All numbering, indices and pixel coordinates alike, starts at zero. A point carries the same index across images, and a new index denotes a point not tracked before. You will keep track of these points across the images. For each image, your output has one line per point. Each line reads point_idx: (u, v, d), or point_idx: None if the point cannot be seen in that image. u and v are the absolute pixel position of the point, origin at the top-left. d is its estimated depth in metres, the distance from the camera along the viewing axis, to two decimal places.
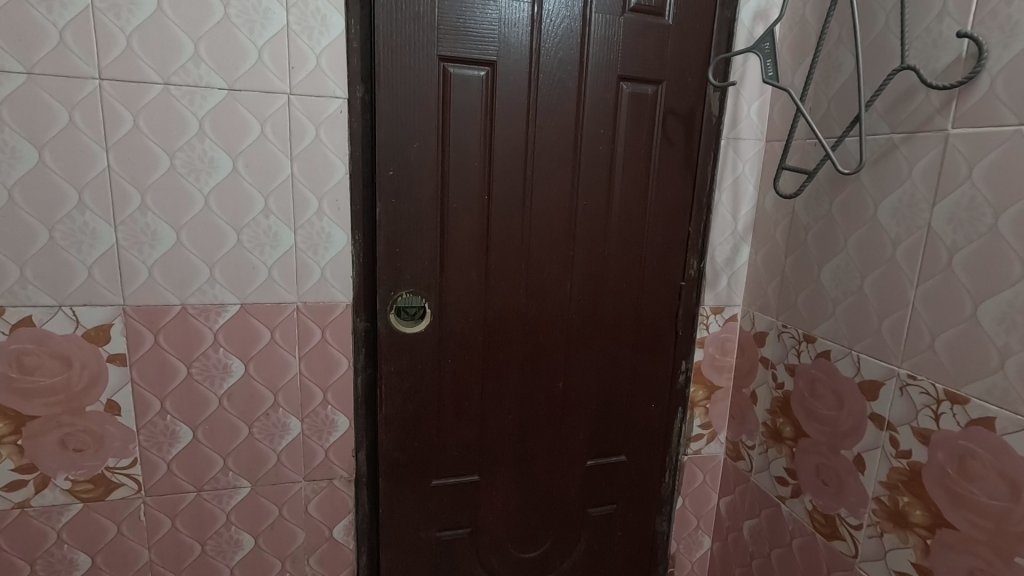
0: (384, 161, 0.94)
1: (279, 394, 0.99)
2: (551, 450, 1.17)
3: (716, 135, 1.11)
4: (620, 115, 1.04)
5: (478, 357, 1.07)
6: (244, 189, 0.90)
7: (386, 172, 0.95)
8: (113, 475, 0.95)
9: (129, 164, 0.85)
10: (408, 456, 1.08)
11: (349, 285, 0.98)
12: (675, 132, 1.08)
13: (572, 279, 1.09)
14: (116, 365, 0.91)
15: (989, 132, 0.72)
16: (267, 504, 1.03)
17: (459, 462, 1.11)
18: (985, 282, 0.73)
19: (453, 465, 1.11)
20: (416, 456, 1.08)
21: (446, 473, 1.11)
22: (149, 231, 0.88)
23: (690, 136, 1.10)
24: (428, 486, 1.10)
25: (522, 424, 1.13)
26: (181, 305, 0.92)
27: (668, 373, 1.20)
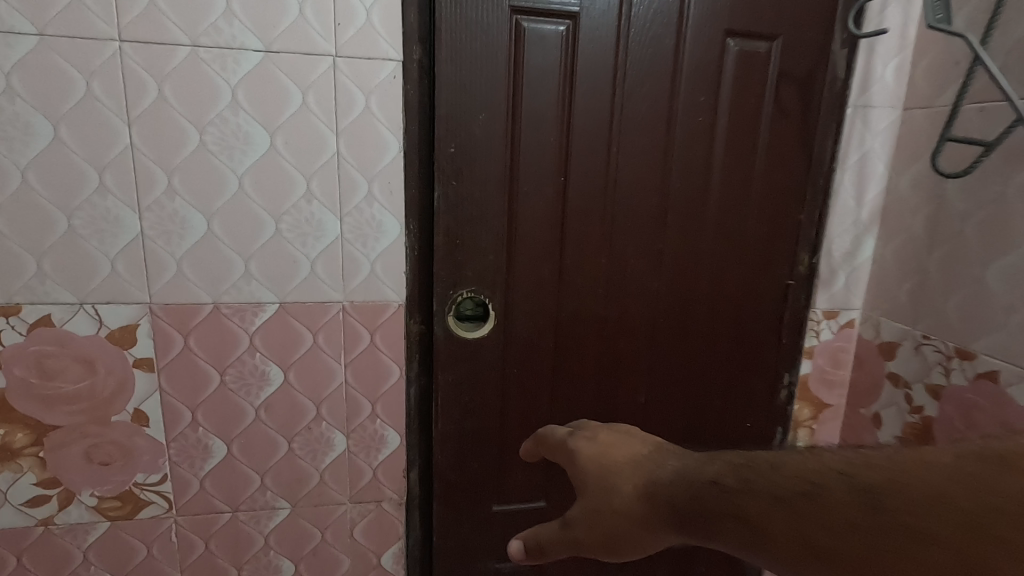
0: (445, 137, 0.80)
1: (322, 406, 0.87)
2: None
3: (840, 102, 0.91)
4: (725, 79, 0.86)
5: (547, 367, 0.92)
6: (282, 170, 0.77)
7: (447, 150, 0.80)
8: (141, 492, 0.85)
9: (154, 141, 0.73)
10: (466, 479, 0.94)
11: (402, 283, 0.84)
12: (791, 99, 0.89)
13: (660, 277, 0.92)
14: (144, 371, 0.81)
15: None
16: (309, 527, 0.91)
17: (524, 487, 0.97)
18: None
19: (517, 489, 0.97)
20: (475, 478, 0.94)
21: (508, 498, 0.97)
22: (178, 219, 0.76)
23: (809, 104, 0.90)
24: (488, 512, 0.96)
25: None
26: (214, 303, 0.80)
27: (768, 389, 1.02)
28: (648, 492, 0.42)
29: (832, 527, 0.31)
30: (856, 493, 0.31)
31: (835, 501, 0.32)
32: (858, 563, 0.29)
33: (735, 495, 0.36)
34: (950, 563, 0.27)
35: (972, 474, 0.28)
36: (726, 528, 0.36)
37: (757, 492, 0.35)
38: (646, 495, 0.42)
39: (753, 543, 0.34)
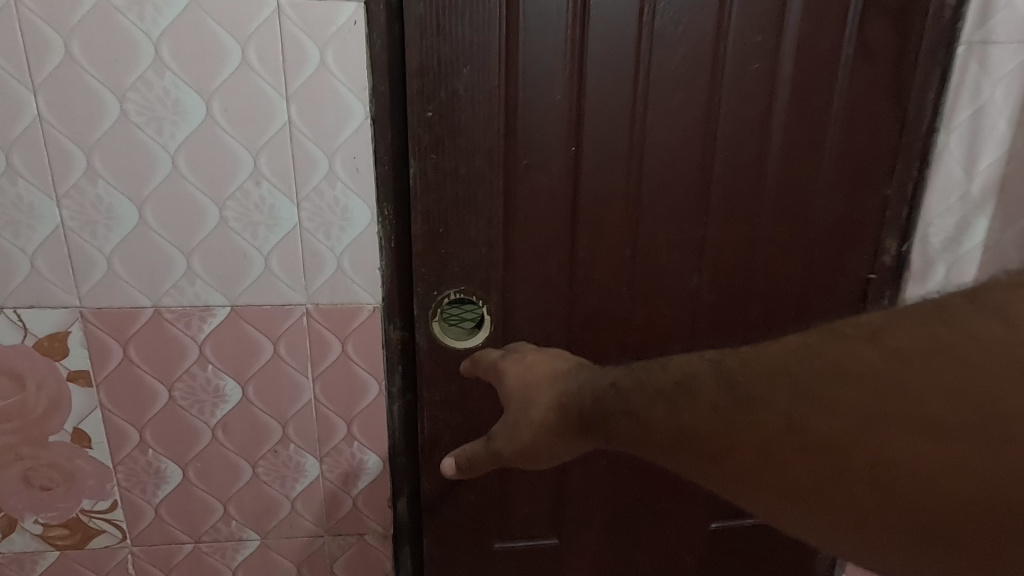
0: (422, 99, 0.64)
1: (289, 426, 0.74)
2: (657, 510, 0.85)
3: (948, 39, 0.69)
4: (789, 12, 0.66)
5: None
6: (223, 145, 0.63)
7: (424, 114, 0.65)
8: (90, 520, 0.74)
9: (66, 111, 0.60)
10: (463, 511, 0.80)
11: (376, 282, 0.69)
12: (880, 37, 0.68)
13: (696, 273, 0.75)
14: (80, 386, 0.69)
15: None
16: (283, 561, 0.79)
17: (532, 520, 0.82)
18: None
19: (523, 523, 0.82)
20: (473, 510, 0.80)
21: (514, 533, 0.83)
22: (102, 206, 0.63)
23: (904, 43, 0.68)
24: (490, 549, 0.82)
25: (618, 475, 0.82)
26: (154, 307, 0.67)
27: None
28: (558, 402, 0.47)
29: (700, 409, 0.36)
30: (728, 382, 0.35)
31: (697, 380, 0.37)
32: (718, 432, 0.34)
33: (627, 392, 0.41)
34: (784, 424, 0.32)
35: (821, 352, 0.32)
36: (620, 427, 0.41)
37: (644, 387, 0.40)
38: (558, 406, 0.47)
39: (644, 439, 0.39)
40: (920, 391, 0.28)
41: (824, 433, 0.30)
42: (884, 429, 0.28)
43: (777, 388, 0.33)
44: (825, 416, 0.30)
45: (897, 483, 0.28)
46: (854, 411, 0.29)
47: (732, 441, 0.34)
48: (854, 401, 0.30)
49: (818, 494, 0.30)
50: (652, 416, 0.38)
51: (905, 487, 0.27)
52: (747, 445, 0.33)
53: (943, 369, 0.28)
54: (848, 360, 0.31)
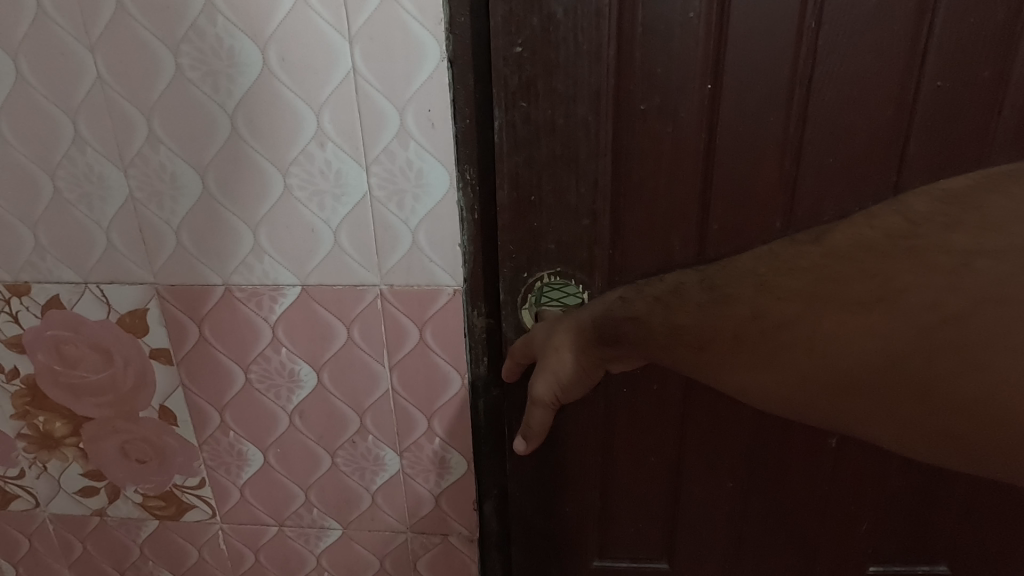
0: (508, 29, 0.52)
1: (366, 417, 0.67)
2: (793, 544, 0.71)
3: None
4: None
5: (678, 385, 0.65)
6: (282, 100, 0.54)
7: (512, 49, 0.53)
8: (182, 494, 0.74)
9: (123, 71, 0.55)
10: (558, 525, 0.72)
11: (456, 260, 0.59)
12: None
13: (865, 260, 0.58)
14: (161, 364, 0.67)
15: None
16: (365, 554, 0.75)
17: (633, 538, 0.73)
18: None
19: (626, 543, 0.72)
20: (569, 525, 0.72)
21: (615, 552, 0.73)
22: (167, 175, 0.58)
23: None
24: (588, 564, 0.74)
25: (745, 498, 0.69)
26: (224, 285, 0.62)
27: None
28: (577, 330, 0.58)
29: (690, 310, 0.56)
30: (707, 283, 0.57)
31: (693, 285, 0.57)
32: (709, 321, 0.55)
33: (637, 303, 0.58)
34: (750, 308, 0.53)
35: (780, 264, 0.54)
36: (627, 333, 0.58)
37: (645, 294, 0.58)
38: (577, 329, 0.58)
39: (647, 338, 0.57)
40: (842, 282, 0.49)
41: (775, 308, 0.52)
42: (823, 311, 0.50)
43: (746, 291, 0.54)
44: (778, 307, 0.52)
45: (838, 343, 0.49)
46: (805, 296, 0.51)
47: (719, 326, 0.54)
48: (812, 294, 0.51)
49: (771, 355, 0.53)
50: (653, 319, 0.57)
51: (845, 346, 0.48)
52: (723, 329, 0.54)
53: (867, 264, 0.49)
54: (798, 265, 0.54)
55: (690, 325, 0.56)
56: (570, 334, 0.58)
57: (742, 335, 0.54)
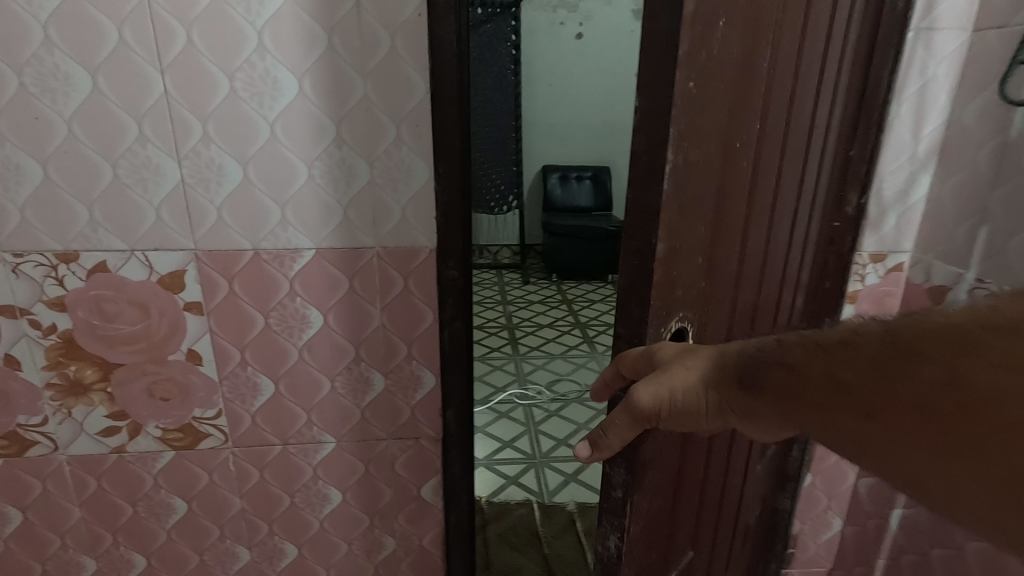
0: (691, 65, 0.46)
1: (361, 348, 0.90)
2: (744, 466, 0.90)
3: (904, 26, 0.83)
4: None
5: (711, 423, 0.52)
6: (311, 115, 0.77)
7: (687, 85, 0.47)
8: (200, 425, 0.92)
9: (187, 88, 0.74)
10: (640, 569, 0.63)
11: (431, 228, 0.85)
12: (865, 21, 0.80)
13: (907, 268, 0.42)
14: (193, 314, 0.85)
15: None
16: (354, 460, 0.97)
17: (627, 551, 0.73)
18: None
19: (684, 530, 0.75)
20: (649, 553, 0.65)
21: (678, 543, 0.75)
22: (215, 166, 0.78)
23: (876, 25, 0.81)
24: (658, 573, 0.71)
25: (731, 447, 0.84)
26: (254, 250, 0.83)
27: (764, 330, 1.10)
28: (715, 364, 0.51)
29: (863, 364, 0.40)
30: (888, 338, 0.39)
31: (862, 337, 0.41)
32: (875, 384, 0.39)
33: (783, 347, 0.46)
34: (941, 374, 0.36)
35: (1002, 324, 0.34)
36: (777, 381, 0.46)
37: (805, 340, 0.45)
38: (713, 364, 0.51)
39: (797, 393, 0.45)
40: None
41: (976, 381, 0.34)
42: None
43: (942, 345, 0.36)
44: (989, 371, 0.34)
45: None
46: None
47: (888, 395, 0.39)
48: None
49: (970, 447, 0.34)
50: (808, 370, 0.44)
51: None
52: (902, 398, 0.38)
53: None
54: None
55: (854, 383, 0.40)
56: (705, 362, 0.51)
57: (932, 408, 0.36)
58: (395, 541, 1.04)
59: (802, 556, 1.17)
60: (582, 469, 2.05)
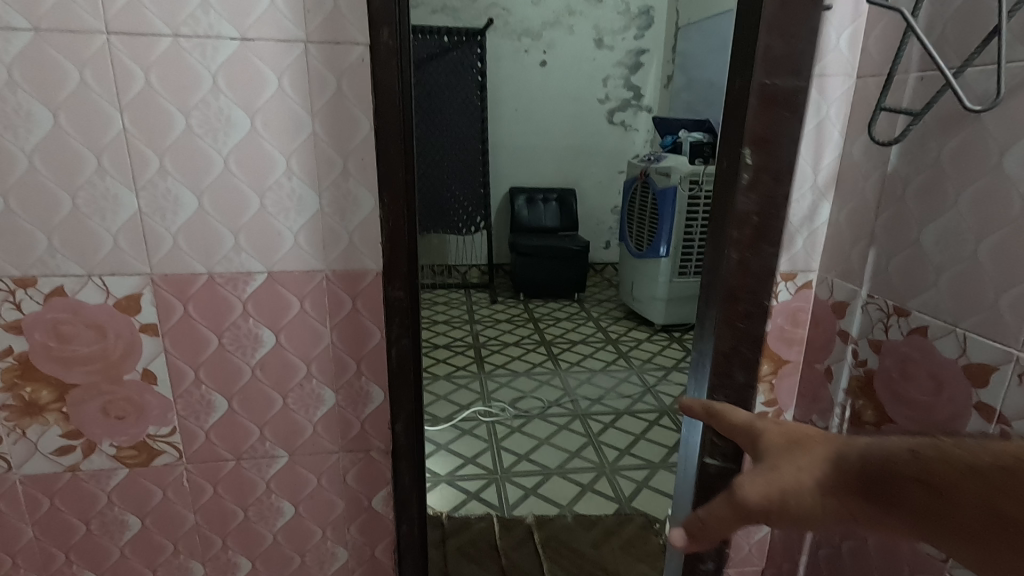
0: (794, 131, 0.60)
1: (312, 365, 0.96)
2: None
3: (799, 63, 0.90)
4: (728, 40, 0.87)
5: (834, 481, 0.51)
6: (263, 149, 0.84)
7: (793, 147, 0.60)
8: (154, 443, 0.95)
9: (145, 125, 0.80)
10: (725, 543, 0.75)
11: (377, 252, 0.91)
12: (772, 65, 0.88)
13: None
14: (148, 336, 0.90)
15: None
16: (306, 474, 1.02)
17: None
18: None
19: None
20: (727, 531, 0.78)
21: None
22: (171, 196, 0.84)
23: None
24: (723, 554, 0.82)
25: None
26: (208, 274, 0.88)
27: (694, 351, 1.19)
28: (833, 467, 0.53)
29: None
30: None
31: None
32: None
33: (920, 459, 0.47)
34: None
35: None
36: (908, 494, 0.47)
37: (947, 458, 0.46)
38: (831, 464, 0.53)
39: (940, 514, 0.45)
40: None
41: None
42: None
43: None
44: None
45: None
46: None
47: None
48: None
49: None
50: (953, 492, 0.45)
51: None
52: None
53: None
54: None
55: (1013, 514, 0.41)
56: (821, 461, 0.54)
57: None
58: (347, 552, 1.08)
59: (736, 556, 1.25)
60: (542, 483, 2.10)
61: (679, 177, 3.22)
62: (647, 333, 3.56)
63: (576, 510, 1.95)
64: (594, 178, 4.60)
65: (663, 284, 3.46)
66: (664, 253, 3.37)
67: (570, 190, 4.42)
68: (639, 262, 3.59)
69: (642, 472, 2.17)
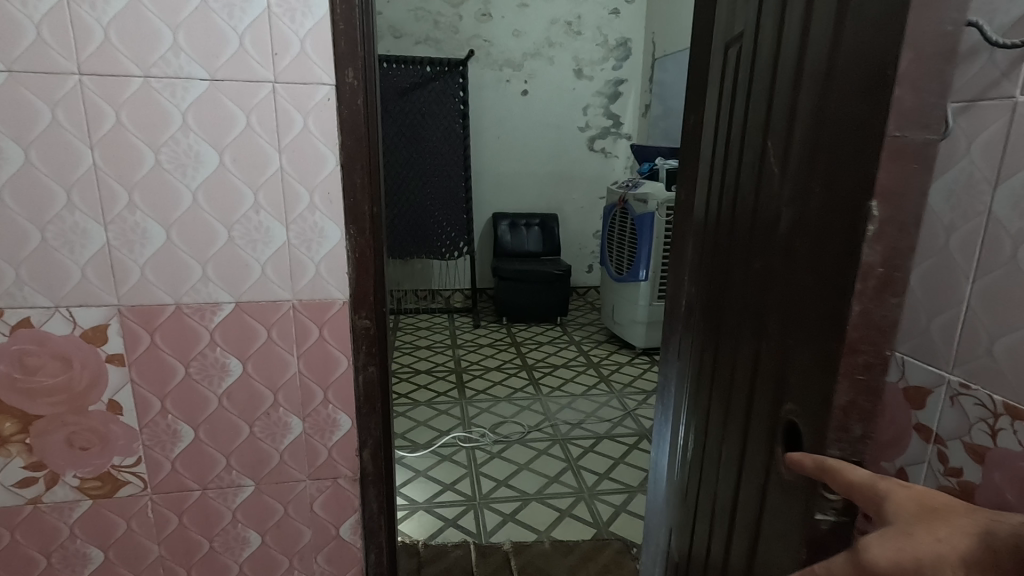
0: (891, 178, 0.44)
1: (279, 393, 0.97)
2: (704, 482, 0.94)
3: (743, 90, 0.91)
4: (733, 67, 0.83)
5: (759, 484, 0.66)
6: (231, 184, 0.87)
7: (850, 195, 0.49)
8: (119, 473, 0.95)
9: (115, 161, 0.83)
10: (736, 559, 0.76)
11: (344, 282, 0.94)
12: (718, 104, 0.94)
13: (847, 344, 0.48)
14: (115, 366, 0.91)
15: (988, 106, 0.57)
16: (272, 503, 1.02)
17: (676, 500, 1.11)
18: (1006, 313, 0.57)
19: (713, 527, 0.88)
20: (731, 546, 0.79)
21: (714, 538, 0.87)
22: (140, 230, 0.86)
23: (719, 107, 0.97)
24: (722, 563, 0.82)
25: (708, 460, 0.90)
26: (176, 304, 0.90)
27: (671, 377, 1.23)
28: (976, 538, 0.38)
29: None
30: None
31: None
32: None
33: None
34: None
35: None
36: None
37: None
38: (977, 540, 0.38)
39: None
40: None
41: None
42: None
43: None
44: None
45: None
46: None
47: None
48: None
49: None
50: None
51: None
52: None
53: None
54: None
55: None
56: (965, 534, 0.39)
57: None
58: None
59: None
60: (521, 509, 2.10)
61: (656, 203, 3.30)
62: (628, 356, 3.59)
63: (554, 536, 1.95)
64: (576, 204, 4.68)
65: (642, 308, 3.50)
66: (644, 276, 3.42)
67: (552, 215, 4.47)
68: (619, 285, 3.63)
69: (620, 496, 2.18)
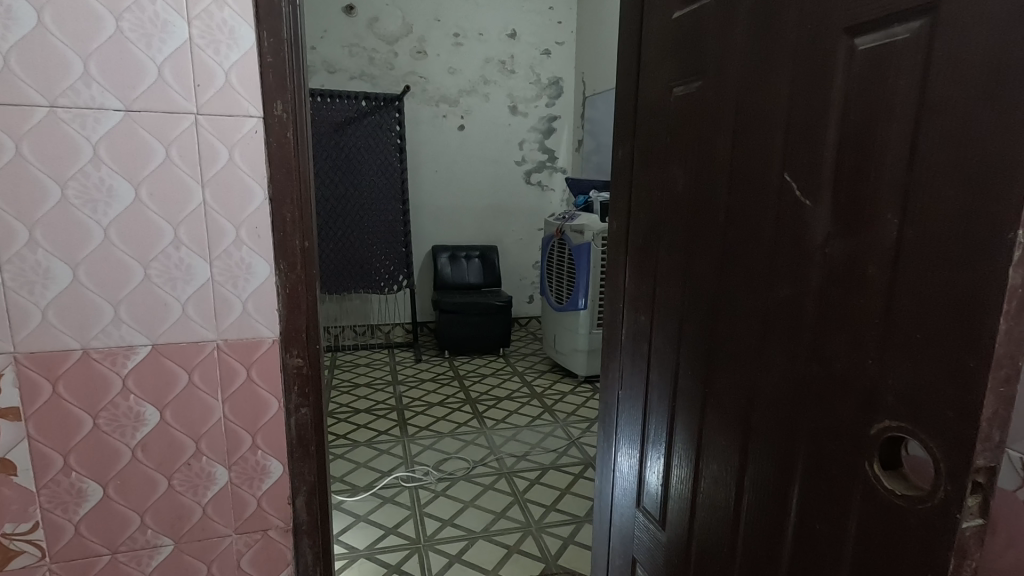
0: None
1: (202, 441, 0.90)
2: (701, 496, 0.94)
3: (684, 121, 0.94)
4: (711, 95, 0.87)
5: (837, 504, 0.65)
6: (149, 220, 0.82)
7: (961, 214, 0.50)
8: (10, 542, 0.85)
9: (14, 197, 0.76)
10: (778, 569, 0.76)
11: (274, 319, 0.90)
12: (676, 134, 0.97)
13: (994, 359, 0.48)
14: (8, 421, 0.82)
15: None
16: (194, 562, 0.94)
17: (654, 518, 1.10)
18: None
19: (727, 542, 0.87)
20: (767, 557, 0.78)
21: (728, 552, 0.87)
22: (41, 269, 0.79)
23: (664, 136, 1.01)
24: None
25: (711, 474, 0.90)
26: (83, 349, 0.83)
27: (612, 400, 1.25)
28: None
29: None
30: None
31: None
32: None
33: None
34: None
35: None
36: None
37: None
38: None
39: None
40: None
41: None
42: None
43: None
44: None
45: None
46: None
47: None
48: None
49: None
50: None
51: None
52: None
53: None
54: None
55: None
56: None
57: None
58: None
59: None
60: (467, 548, 2.03)
61: (593, 234, 3.41)
62: (572, 385, 3.62)
63: None
64: (516, 236, 4.74)
65: (584, 336, 3.56)
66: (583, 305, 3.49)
67: (492, 248, 4.50)
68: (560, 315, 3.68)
69: (568, 527, 2.16)
